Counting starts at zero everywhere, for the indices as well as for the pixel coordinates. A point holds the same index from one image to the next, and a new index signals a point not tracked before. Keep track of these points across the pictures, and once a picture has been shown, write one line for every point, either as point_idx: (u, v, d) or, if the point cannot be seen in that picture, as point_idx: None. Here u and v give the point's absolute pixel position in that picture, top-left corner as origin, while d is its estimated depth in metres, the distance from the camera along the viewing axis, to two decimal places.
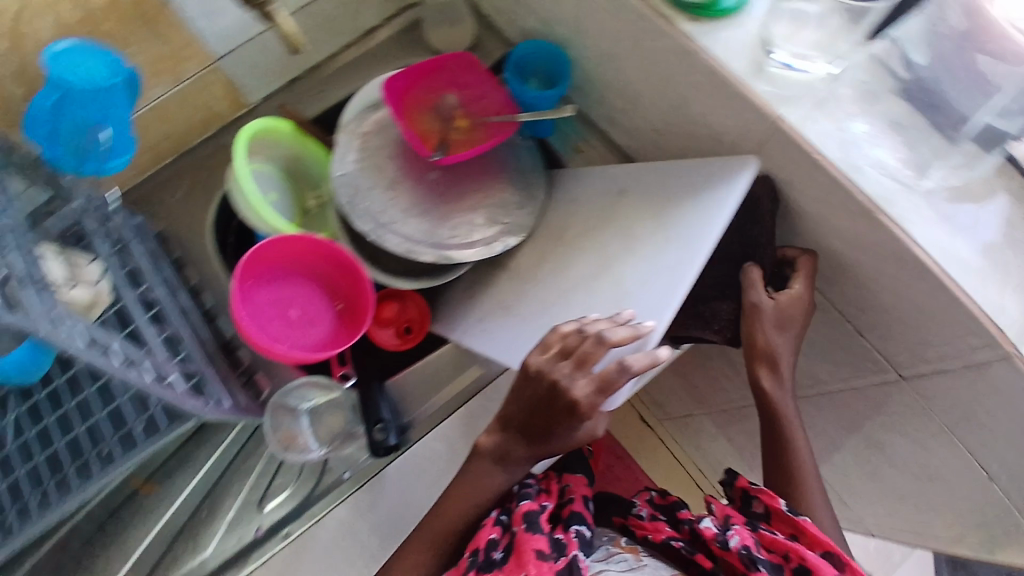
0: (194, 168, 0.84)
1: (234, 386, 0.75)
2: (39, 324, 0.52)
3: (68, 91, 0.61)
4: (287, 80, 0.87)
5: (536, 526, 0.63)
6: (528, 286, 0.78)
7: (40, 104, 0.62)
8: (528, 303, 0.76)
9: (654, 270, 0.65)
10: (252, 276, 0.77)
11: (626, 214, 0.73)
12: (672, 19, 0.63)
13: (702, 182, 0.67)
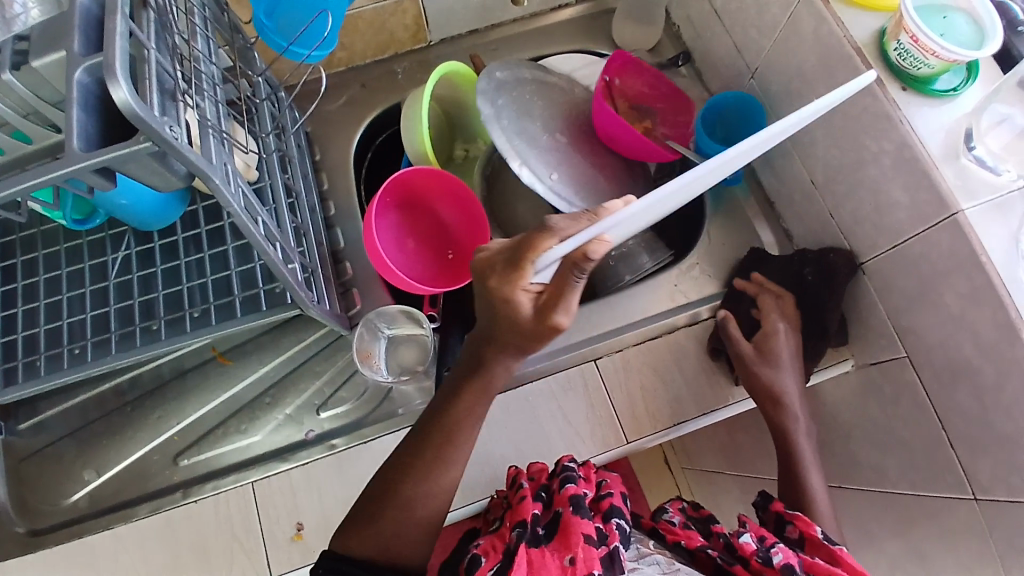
0: (359, 84, 0.90)
1: (332, 293, 0.78)
2: (216, 175, 0.53)
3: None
4: (471, 29, 0.91)
5: (584, 510, 0.59)
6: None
7: None
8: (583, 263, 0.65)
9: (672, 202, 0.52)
10: (389, 196, 0.79)
11: None
12: (880, 78, 0.64)
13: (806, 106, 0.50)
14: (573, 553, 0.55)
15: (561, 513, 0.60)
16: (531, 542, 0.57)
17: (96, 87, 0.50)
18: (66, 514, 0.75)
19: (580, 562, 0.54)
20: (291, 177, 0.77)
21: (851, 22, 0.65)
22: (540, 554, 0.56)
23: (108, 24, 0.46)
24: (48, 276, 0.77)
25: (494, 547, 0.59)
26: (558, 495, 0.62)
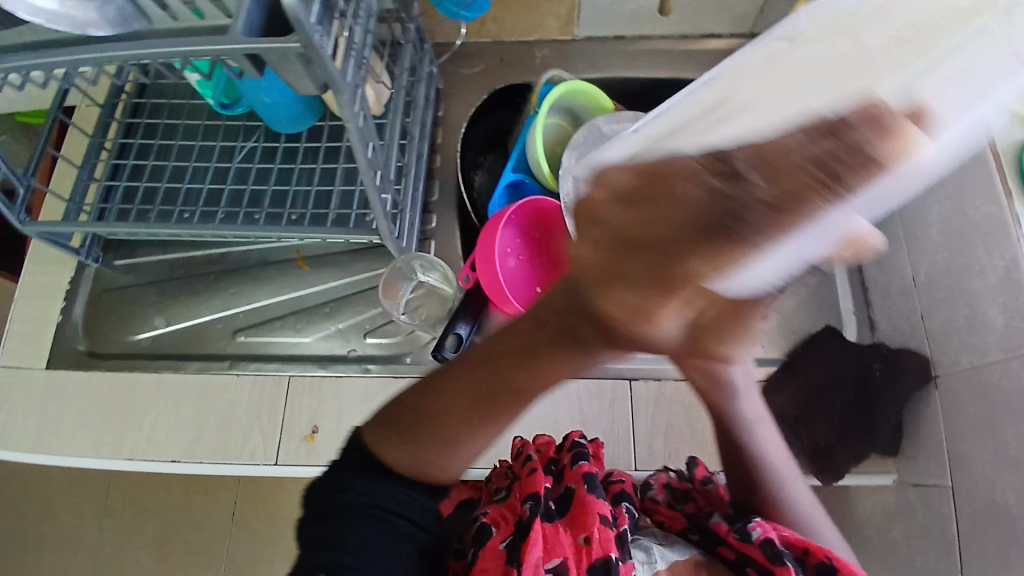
0: (498, 57, 0.94)
1: (404, 226, 0.80)
2: (345, 92, 0.58)
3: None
4: (617, 33, 0.92)
5: (597, 489, 0.58)
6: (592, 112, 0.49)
7: None
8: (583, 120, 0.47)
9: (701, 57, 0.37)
10: (535, 230, 0.88)
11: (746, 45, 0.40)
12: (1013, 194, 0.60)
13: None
14: (588, 532, 0.55)
15: (575, 489, 0.59)
16: (545, 517, 0.55)
17: None
18: (129, 348, 0.85)
19: (595, 543, 0.54)
20: (412, 121, 0.83)
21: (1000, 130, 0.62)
22: (554, 531, 0.55)
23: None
24: (183, 143, 0.88)
25: (505, 518, 0.57)
26: (571, 473, 0.61)
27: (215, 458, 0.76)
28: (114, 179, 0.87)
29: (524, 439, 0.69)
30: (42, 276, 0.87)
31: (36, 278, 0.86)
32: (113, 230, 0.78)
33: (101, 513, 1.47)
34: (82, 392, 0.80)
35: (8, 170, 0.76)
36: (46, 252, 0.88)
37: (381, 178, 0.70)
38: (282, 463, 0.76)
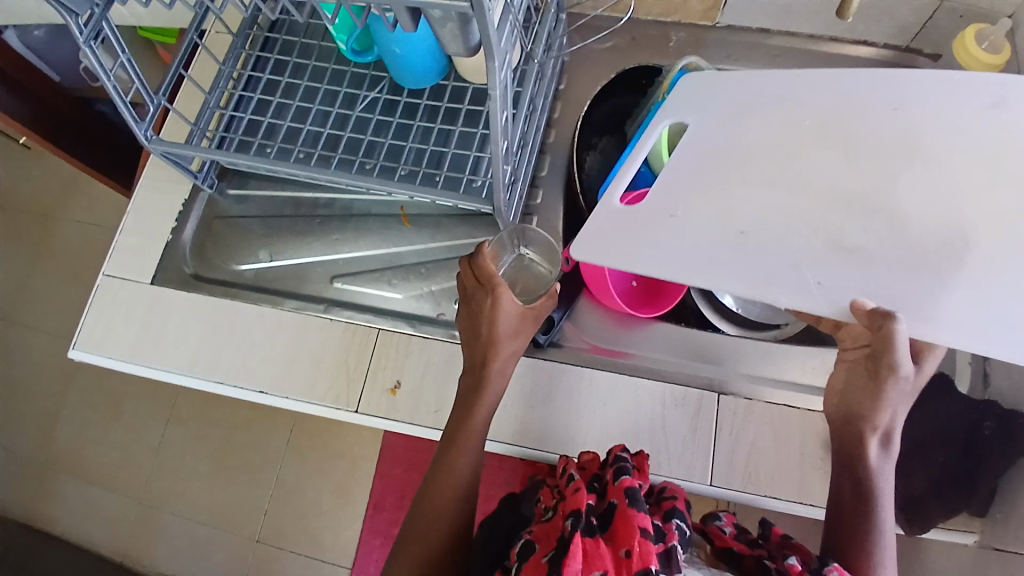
0: (630, 38, 0.91)
1: (514, 197, 0.78)
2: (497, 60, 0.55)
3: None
4: (759, 27, 0.88)
5: (639, 504, 0.56)
6: (769, 240, 0.60)
7: None
8: (842, 264, 0.57)
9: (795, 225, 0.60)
10: None
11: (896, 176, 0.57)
12: None
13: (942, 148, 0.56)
14: (629, 546, 0.52)
15: (617, 503, 0.57)
16: (585, 533, 0.54)
17: None
18: (231, 276, 0.87)
19: (636, 556, 0.51)
20: (538, 93, 0.81)
21: None
22: (595, 546, 0.53)
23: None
24: (308, 84, 0.89)
25: (548, 535, 0.58)
26: (614, 488, 0.60)
27: (298, 396, 0.78)
28: (237, 110, 0.89)
29: (569, 456, 0.70)
30: (158, 195, 0.90)
31: (153, 197, 0.90)
32: (235, 161, 0.80)
33: (166, 421, 1.55)
34: (184, 311, 0.83)
35: (142, 88, 0.78)
36: (167, 172, 0.91)
37: (506, 147, 0.69)
38: (362, 413, 0.77)
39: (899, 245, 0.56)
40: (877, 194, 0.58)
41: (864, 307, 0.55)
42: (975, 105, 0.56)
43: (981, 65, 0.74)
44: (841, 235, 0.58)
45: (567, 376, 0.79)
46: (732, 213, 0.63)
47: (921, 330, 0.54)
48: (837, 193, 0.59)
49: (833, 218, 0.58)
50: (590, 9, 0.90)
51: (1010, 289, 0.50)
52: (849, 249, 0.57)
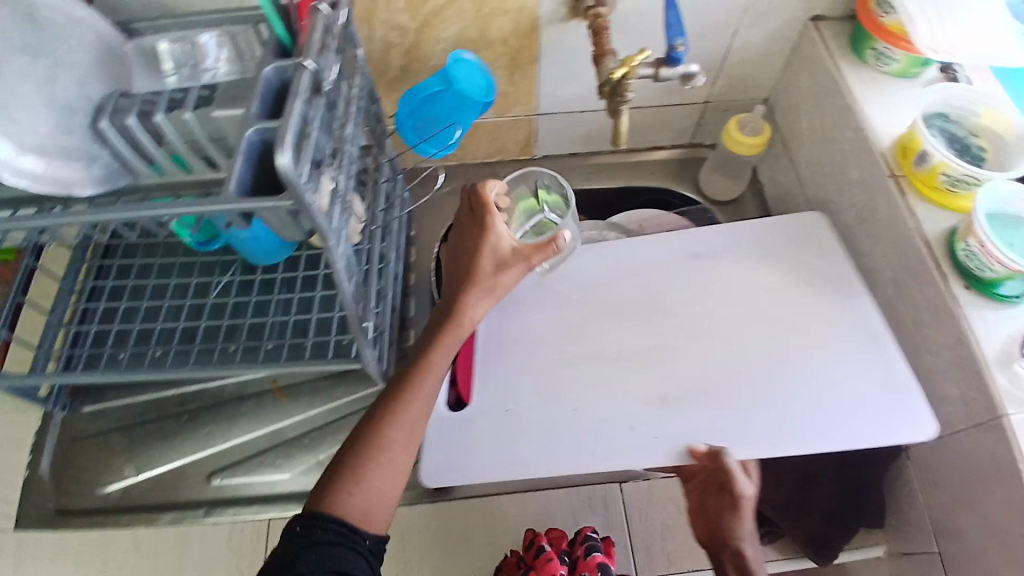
0: (464, 180, 1.01)
1: (383, 348, 0.81)
2: (332, 239, 0.60)
3: (443, 89, 0.71)
4: (570, 151, 1.01)
5: None
6: (601, 408, 0.72)
7: (427, 84, 0.72)
8: (667, 414, 0.71)
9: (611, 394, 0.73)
10: None
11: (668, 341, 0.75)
12: (944, 273, 0.66)
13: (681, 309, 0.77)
14: None
15: None
16: None
17: (261, 145, 0.57)
18: (99, 500, 0.81)
19: None
20: (388, 246, 0.85)
21: (924, 218, 0.69)
22: None
23: (288, 104, 0.54)
24: (157, 282, 0.88)
25: None
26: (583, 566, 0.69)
27: None
28: (82, 323, 0.86)
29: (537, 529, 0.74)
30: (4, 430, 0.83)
31: None
32: (86, 378, 0.76)
33: None
34: None
35: None
36: (11, 402, 0.85)
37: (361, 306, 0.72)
38: None
39: (690, 388, 0.72)
40: (656, 352, 0.75)
41: (699, 450, 0.67)
42: (682, 262, 0.82)
43: (750, 144, 0.86)
44: (653, 390, 0.73)
45: (475, 510, 0.79)
46: (560, 390, 0.74)
47: (741, 454, 0.67)
48: (630, 353, 0.76)
49: (637, 377, 0.74)
50: (423, 163, 0.99)
51: (790, 401, 0.70)
52: (664, 402, 0.71)
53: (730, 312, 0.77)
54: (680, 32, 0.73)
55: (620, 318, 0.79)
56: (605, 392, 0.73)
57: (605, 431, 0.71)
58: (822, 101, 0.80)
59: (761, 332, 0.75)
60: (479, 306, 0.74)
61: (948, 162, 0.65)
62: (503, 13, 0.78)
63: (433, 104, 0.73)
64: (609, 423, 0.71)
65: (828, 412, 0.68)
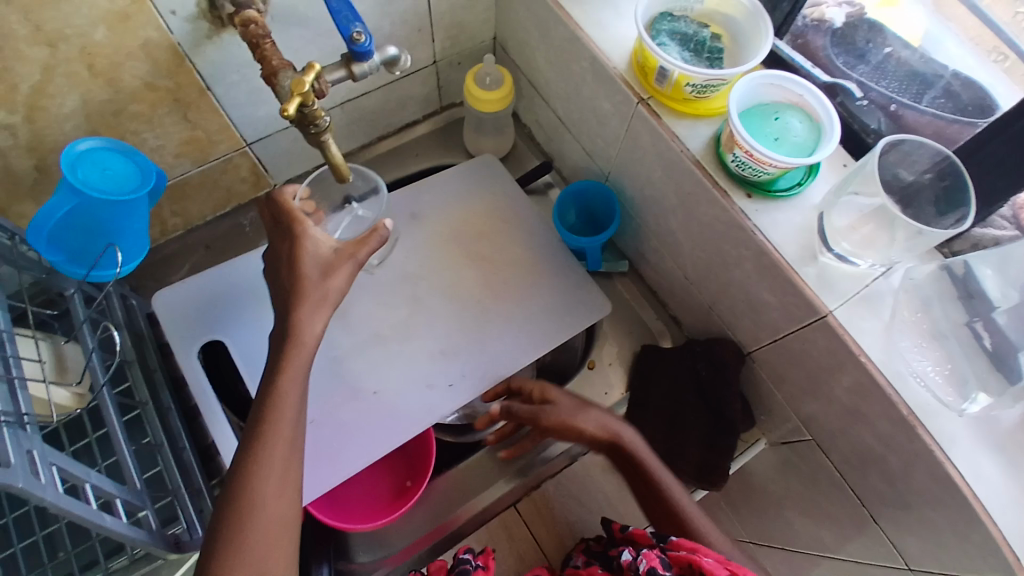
0: (203, 247, 0.82)
1: (189, 509, 0.65)
2: (16, 477, 0.44)
3: (77, 203, 0.58)
4: (312, 165, 0.84)
5: None
6: (400, 385, 0.71)
7: (56, 203, 0.58)
8: (453, 363, 0.73)
9: (401, 368, 0.72)
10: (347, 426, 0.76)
11: (436, 304, 0.75)
12: (724, 190, 0.60)
13: (448, 270, 0.77)
14: None
15: None
16: None
17: None
18: None
19: None
20: (134, 384, 0.67)
21: (686, 135, 0.62)
22: None
23: None
24: None
25: None
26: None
27: None
28: None
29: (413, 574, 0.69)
30: None
31: None
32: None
33: None
34: None
35: None
36: None
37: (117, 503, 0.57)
38: None
39: (456, 330, 0.74)
40: (424, 311, 0.75)
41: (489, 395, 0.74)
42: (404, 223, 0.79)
43: (492, 101, 0.75)
44: (430, 347, 0.73)
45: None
46: (360, 388, 0.71)
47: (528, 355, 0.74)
48: (399, 325, 0.74)
49: (413, 344, 0.73)
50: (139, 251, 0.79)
51: (541, 310, 0.76)
52: (445, 352, 0.73)
53: (443, 277, 0.77)
54: (354, 16, 0.58)
55: (401, 303, 0.75)
56: (393, 368, 0.72)
57: (412, 400, 0.71)
58: (545, 28, 0.70)
59: (481, 265, 0.78)
60: (318, 321, 0.56)
61: (686, 74, 0.58)
62: (126, 58, 0.58)
63: (82, 221, 0.60)
64: (408, 393, 0.71)
65: (556, 313, 0.76)
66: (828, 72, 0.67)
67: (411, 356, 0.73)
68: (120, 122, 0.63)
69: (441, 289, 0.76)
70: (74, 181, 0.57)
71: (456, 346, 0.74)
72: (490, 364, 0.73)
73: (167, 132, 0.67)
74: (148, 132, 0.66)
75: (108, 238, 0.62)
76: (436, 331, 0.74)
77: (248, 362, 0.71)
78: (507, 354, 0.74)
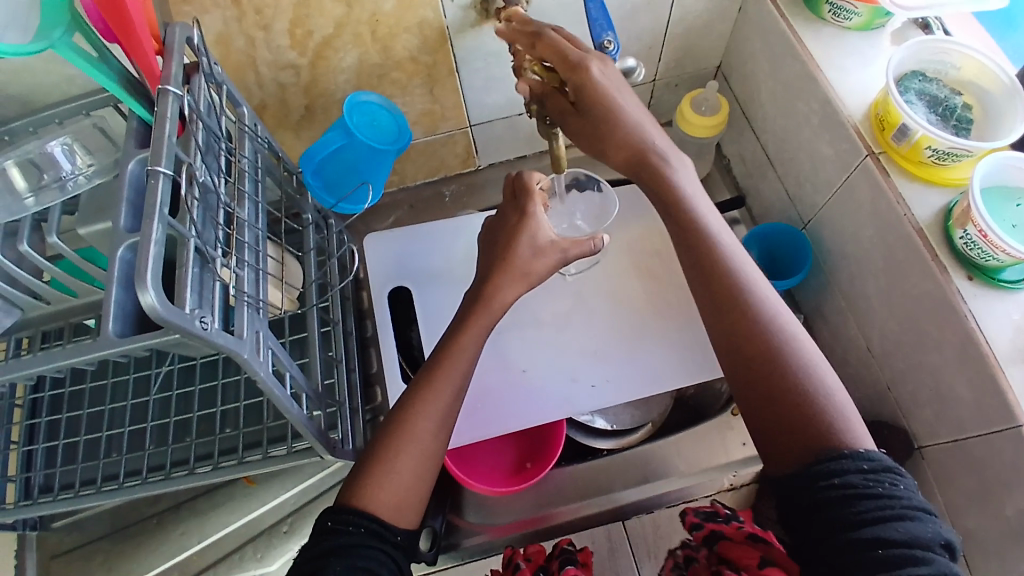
0: (408, 205, 0.89)
1: (345, 424, 0.72)
2: (245, 351, 0.52)
3: (345, 141, 0.68)
4: (519, 154, 0.90)
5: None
6: (547, 370, 0.75)
7: (325, 143, 0.68)
8: (602, 366, 0.75)
9: (555, 352, 0.76)
10: None
11: (607, 310, 0.78)
12: (943, 265, 0.57)
13: (638, 282, 0.79)
14: None
15: None
16: None
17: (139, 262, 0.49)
18: None
19: None
20: (331, 304, 0.75)
21: (913, 200, 0.59)
22: None
23: (145, 225, 0.46)
24: (94, 384, 0.77)
25: None
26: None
27: None
28: (30, 442, 0.75)
29: (515, 545, 0.69)
30: None
31: None
32: (41, 509, 0.69)
33: None
34: None
35: None
36: None
37: (304, 398, 0.65)
38: None
39: (613, 336, 0.76)
40: (597, 311, 0.78)
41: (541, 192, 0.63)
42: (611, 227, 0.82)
43: (706, 127, 0.77)
44: (584, 346, 0.76)
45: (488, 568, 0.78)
46: (521, 366, 0.75)
47: (677, 382, 0.74)
48: (562, 316, 0.77)
49: (570, 337, 0.76)
50: None
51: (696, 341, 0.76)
52: (596, 355, 0.75)
53: (611, 282, 0.79)
54: (608, 26, 0.62)
55: (577, 300, 0.78)
56: (553, 354, 0.75)
57: (554, 389, 0.74)
58: (780, 69, 0.70)
59: (649, 285, 0.79)
60: (515, 293, 0.60)
61: (932, 137, 0.56)
62: (403, 31, 0.66)
63: (346, 159, 0.71)
64: (560, 381, 0.74)
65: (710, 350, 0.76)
66: None
67: (574, 349, 0.76)
68: (380, 83, 0.72)
69: (623, 293, 0.79)
70: (345, 119, 0.66)
71: (609, 351, 0.75)
72: (636, 377, 0.74)
73: (413, 101, 0.75)
74: (398, 97, 0.74)
75: (361, 176, 0.72)
76: (600, 333, 0.76)
77: (426, 316, 0.79)
78: (656, 375, 0.74)
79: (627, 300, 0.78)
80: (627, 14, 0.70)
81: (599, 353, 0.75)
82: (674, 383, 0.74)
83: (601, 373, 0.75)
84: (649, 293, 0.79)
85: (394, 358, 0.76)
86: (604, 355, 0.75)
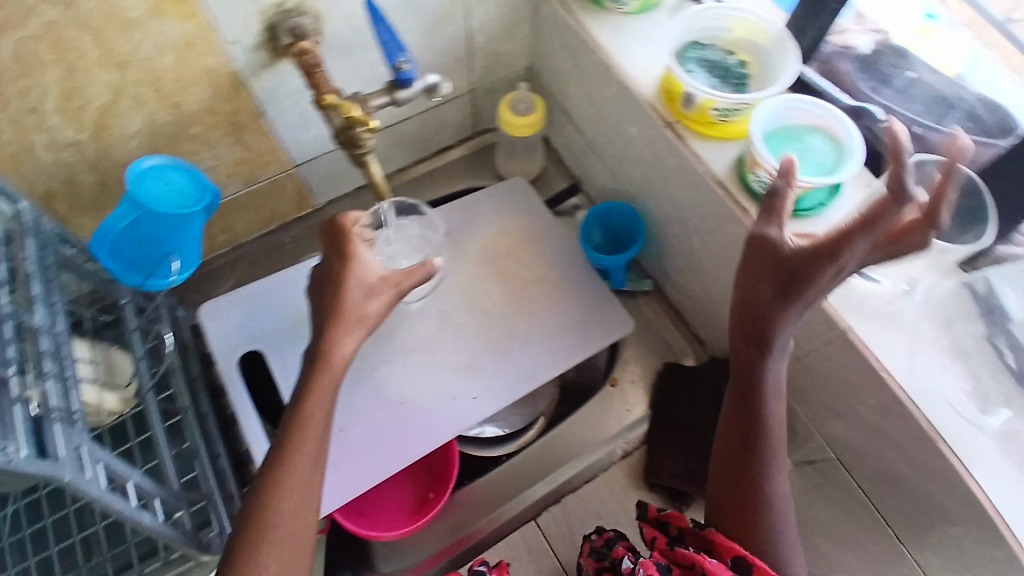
0: (248, 261, 0.85)
1: (217, 515, 0.68)
2: (64, 473, 0.48)
3: (140, 215, 0.64)
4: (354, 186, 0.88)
5: None
6: (427, 394, 0.74)
7: (115, 220, 0.64)
8: (478, 376, 0.75)
9: (428, 374, 0.75)
10: None
11: (474, 318, 0.78)
12: (746, 211, 0.63)
13: (494, 287, 0.80)
14: None
15: None
16: None
17: None
18: None
19: None
20: (174, 391, 0.70)
21: (709, 158, 0.65)
22: None
23: None
24: None
25: None
26: None
27: None
28: None
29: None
30: None
31: None
32: None
33: None
34: None
35: None
36: None
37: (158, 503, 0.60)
38: None
39: (485, 343, 0.77)
40: (464, 322, 0.78)
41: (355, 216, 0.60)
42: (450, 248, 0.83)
43: (523, 124, 0.79)
44: (460, 360, 0.76)
45: None
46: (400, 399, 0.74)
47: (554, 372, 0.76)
48: (430, 338, 0.77)
49: (443, 355, 0.76)
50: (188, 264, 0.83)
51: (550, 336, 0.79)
52: (472, 366, 0.76)
53: (470, 292, 0.80)
54: (399, 47, 0.61)
55: (443, 316, 0.78)
56: (427, 378, 0.75)
57: (441, 410, 0.73)
58: (576, 56, 0.73)
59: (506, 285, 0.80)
60: (349, 342, 0.59)
61: (712, 99, 0.61)
62: (189, 85, 0.62)
63: (147, 231, 0.65)
64: (441, 401, 0.74)
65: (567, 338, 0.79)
66: (850, 97, 0.69)
67: (449, 367, 0.76)
68: (180, 142, 0.67)
69: (480, 303, 0.79)
70: (134, 192, 0.62)
71: (482, 360, 0.76)
72: (517, 376, 0.75)
73: (223, 154, 0.71)
74: (205, 152, 0.70)
75: (166, 248, 0.66)
76: (468, 345, 0.77)
77: (287, 373, 0.75)
78: (532, 371, 0.76)
79: (490, 305, 0.79)
80: (424, 28, 0.70)
81: (473, 363, 0.76)
82: (552, 373, 0.76)
83: (481, 382, 0.75)
84: (509, 292, 0.80)
85: (258, 427, 0.72)
86: (478, 365, 0.76)
